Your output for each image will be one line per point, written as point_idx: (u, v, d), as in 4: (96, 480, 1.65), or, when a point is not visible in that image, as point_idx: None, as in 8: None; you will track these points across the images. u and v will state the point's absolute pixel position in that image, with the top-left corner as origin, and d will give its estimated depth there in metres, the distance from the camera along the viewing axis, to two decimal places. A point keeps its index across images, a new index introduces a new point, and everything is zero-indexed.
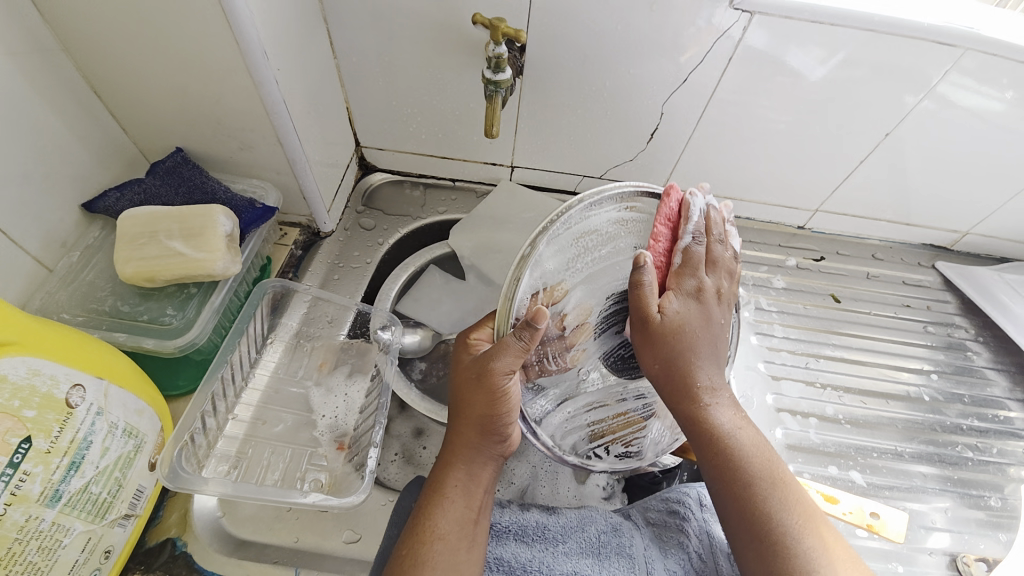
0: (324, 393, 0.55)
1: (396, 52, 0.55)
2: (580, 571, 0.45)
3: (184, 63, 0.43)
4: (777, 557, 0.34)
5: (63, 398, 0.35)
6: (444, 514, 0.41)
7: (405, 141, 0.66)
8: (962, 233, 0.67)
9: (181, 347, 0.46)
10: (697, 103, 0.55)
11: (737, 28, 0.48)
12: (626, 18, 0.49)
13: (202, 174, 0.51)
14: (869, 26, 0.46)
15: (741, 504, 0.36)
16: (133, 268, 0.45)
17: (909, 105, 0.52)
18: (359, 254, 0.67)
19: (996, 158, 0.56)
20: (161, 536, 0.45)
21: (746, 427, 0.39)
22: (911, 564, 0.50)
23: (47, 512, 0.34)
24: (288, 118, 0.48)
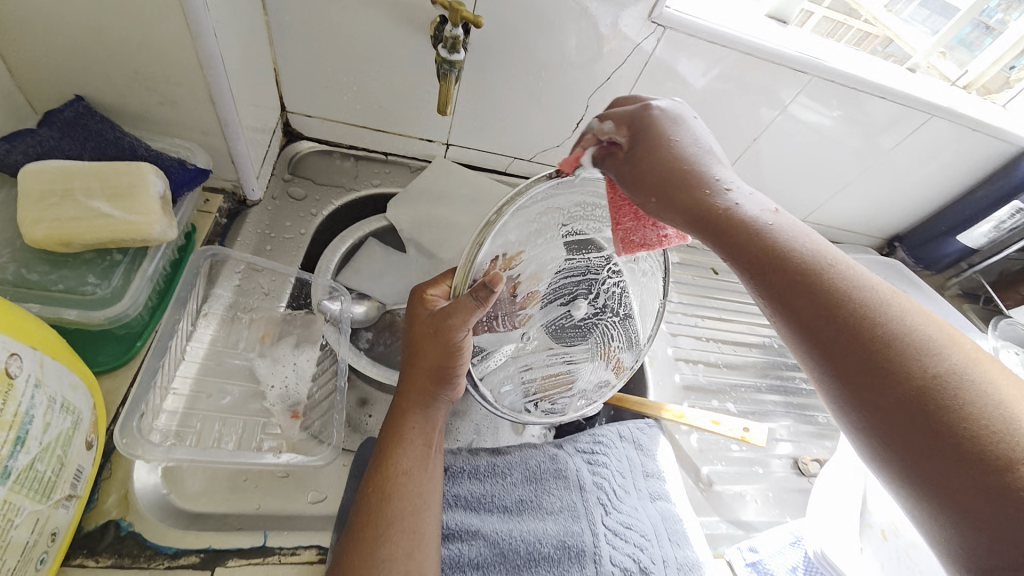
0: (271, 364, 0.56)
1: (334, 17, 0.57)
2: (524, 498, 0.55)
3: (100, 5, 0.39)
4: (861, 353, 0.27)
5: (3, 367, 0.33)
6: (405, 452, 0.46)
7: (334, 109, 0.68)
8: (799, 220, 0.89)
9: (111, 318, 0.46)
10: (617, 97, 0.67)
11: (649, 42, 0.60)
12: (549, 17, 0.57)
13: (113, 129, 0.48)
14: (750, 51, 0.61)
15: (802, 309, 0.29)
16: (44, 231, 0.42)
17: (770, 117, 0.69)
18: (292, 225, 0.69)
19: (817, 162, 0.76)
20: (100, 520, 0.43)
21: (783, 227, 0.32)
22: (766, 466, 0.71)
23: (1, 489, 0.32)
24: (223, 74, 0.46)
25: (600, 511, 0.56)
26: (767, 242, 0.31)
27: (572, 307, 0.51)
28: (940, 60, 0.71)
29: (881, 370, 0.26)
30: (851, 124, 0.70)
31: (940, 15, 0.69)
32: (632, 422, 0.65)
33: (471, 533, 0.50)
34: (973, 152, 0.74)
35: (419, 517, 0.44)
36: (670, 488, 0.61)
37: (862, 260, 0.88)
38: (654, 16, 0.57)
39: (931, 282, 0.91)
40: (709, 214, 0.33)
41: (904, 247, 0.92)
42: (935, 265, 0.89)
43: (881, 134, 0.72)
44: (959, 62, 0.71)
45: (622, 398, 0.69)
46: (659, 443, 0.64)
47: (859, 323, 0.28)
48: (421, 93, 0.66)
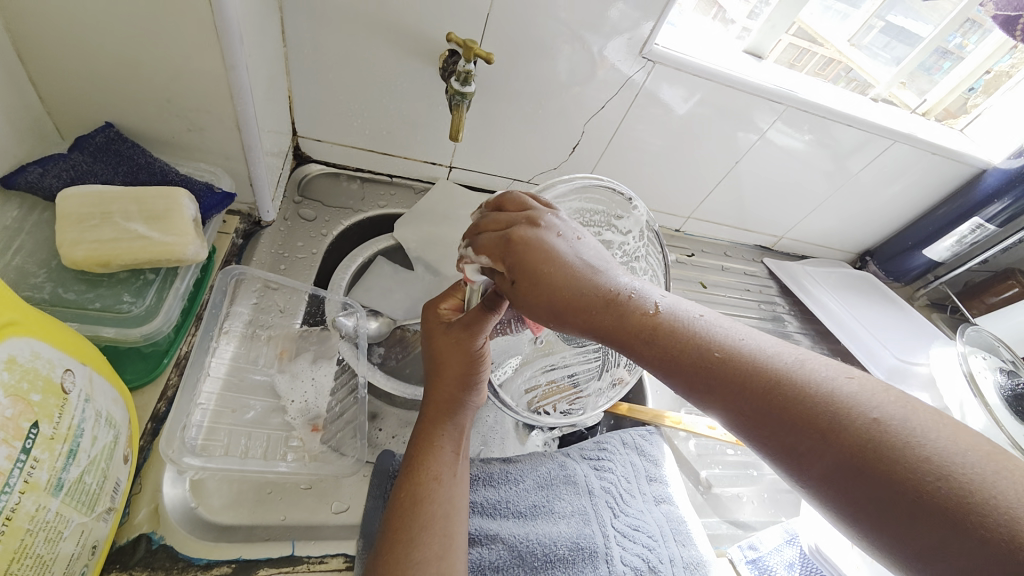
0: (291, 379, 0.59)
1: (349, 50, 0.63)
2: (537, 503, 0.59)
3: (141, 41, 0.44)
4: (795, 434, 0.30)
5: (59, 383, 0.36)
6: (435, 458, 0.47)
7: (343, 134, 0.73)
8: (778, 237, 0.97)
9: (145, 335, 0.49)
10: (610, 124, 0.74)
11: (640, 75, 0.67)
12: (544, 51, 0.64)
13: (144, 154, 0.52)
14: (731, 83, 0.68)
15: (733, 406, 0.32)
16: (83, 252, 0.45)
17: (750, 142, 0.77)
18: (304, 245, 0.73)
19: (790, 183, 0.85)
20: (132, 534, 0.45)
21: (692, 322, 0.35)
22: (760, 468, 0.76)
23: (52, 502, 0.34)
24: (250, 102, 0.50)
25: (608, 514, 0.60)
26: (682, 351, 0.34)
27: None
28: (900, 90, 0.79)
29: (816, 444, 0.29)
30: (820, 147, 0.78)
31: (898, 43, 0.76)
32: (633, 430, 0.70)
33: (492, 537, 0.54)
34: (932, 170, 0.83)
35: (450, 521, 0.44)
36: (673, 490, 0.65)
37: (838, 274, 0.97)
38: (645, 52, 0.64)
39: (901, 292, 1.01)
40: (627, 329, 0.35)
41: (874, 261, 1.00)
42: (903, 277, 0.97)
43: (848, 157, 0.80)
44: (920, 90, 0.80)
45: (623, 406, 0.74)
46: (661, 450, 0.69)
47: (780, 405, 0.30)
48: (425, 119, 0.72)
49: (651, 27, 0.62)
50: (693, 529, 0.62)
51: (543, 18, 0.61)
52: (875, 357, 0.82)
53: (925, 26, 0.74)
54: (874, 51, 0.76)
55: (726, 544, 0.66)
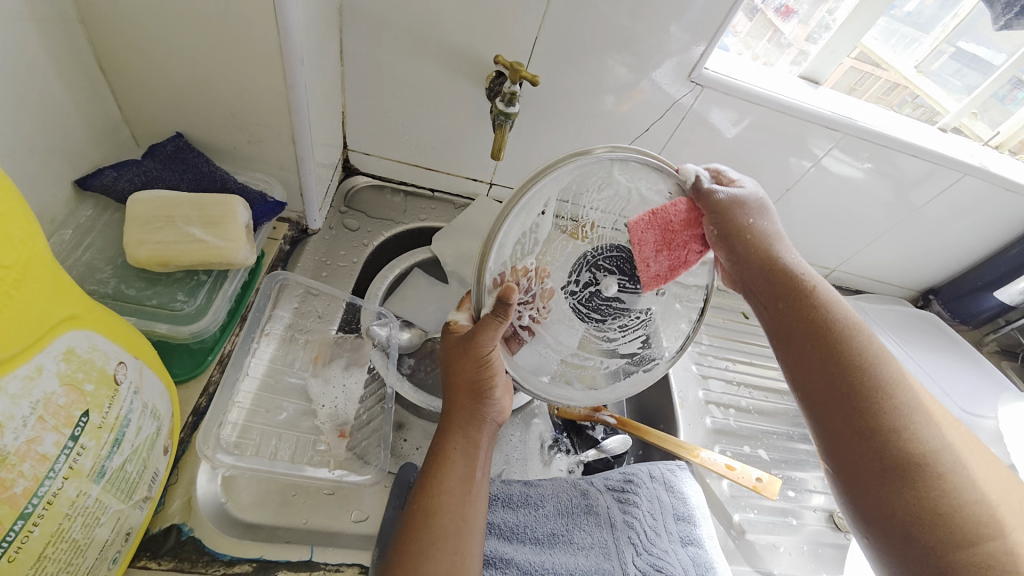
0: (323, 384, 0.61)
1: (400, 69, 0.65)
2: (555, 531, 0.57)
3: (214, 59, 0.47)
4: (850, 417, 0.40)
5: (111, 375, 0.38)
6: (449, 472, 0.46)
7: (391, 149, 0.76)
8: (831, 269, 0.92)
9: (194, 332, 0.51)
10: (655, 145, 0.72)
11: (688, 97, 0.66)
12: (591, 73, 0.64)
13: (208, 163, 0.55)
14: (782, 109, 0.65)
15: (821, 384, 0.42)
16: (147, 252, 0.48)
17: (805, 169, 0.73)
18: (345, 254, 0.75)
19: (845, 214, 0.80)
20: (165, 524, 0.47)
21: (818, 301, 0.45)
22: (801, 518, 0.71)
23: (93, 488, 0.36)
24: (306, 117, 0.52)
25: (630, 551, 0.57)
26: (809, 328, 0.44)
27: (603, 287, 0.46)
28: (971, 121, 0.73)
29: (848, 412, 0.41)
30: (882, 177, 0.73)
31: (971, 70, 0.70)
32: (663, 464, 0.67)
33: (506, 561, 0.52)
34: (1009, 207, 0.76)
35: (461, 538, 0.43)
36: (702, 532, 0.61)
37: (896, 312, 0.90)
38: (693, 76, 0.63)
39: (970, 337, 0.93)
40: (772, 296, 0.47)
41: (939, 301, 0.92)
42: (973, 319, 0.89)
43: (914, 189, 0.75)
44: (992, 121, 0.73)
45: (643, 428, 0.72)
46: (692, 487, 0.65)
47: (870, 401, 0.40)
48: (468, 137, 0.73)
49: (702, 52, 0.61)
50: None
51: (595, 41, 0.61)
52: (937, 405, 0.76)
53: (997, 53, 0.68)
54: (943, 78, 0.71)
55: None
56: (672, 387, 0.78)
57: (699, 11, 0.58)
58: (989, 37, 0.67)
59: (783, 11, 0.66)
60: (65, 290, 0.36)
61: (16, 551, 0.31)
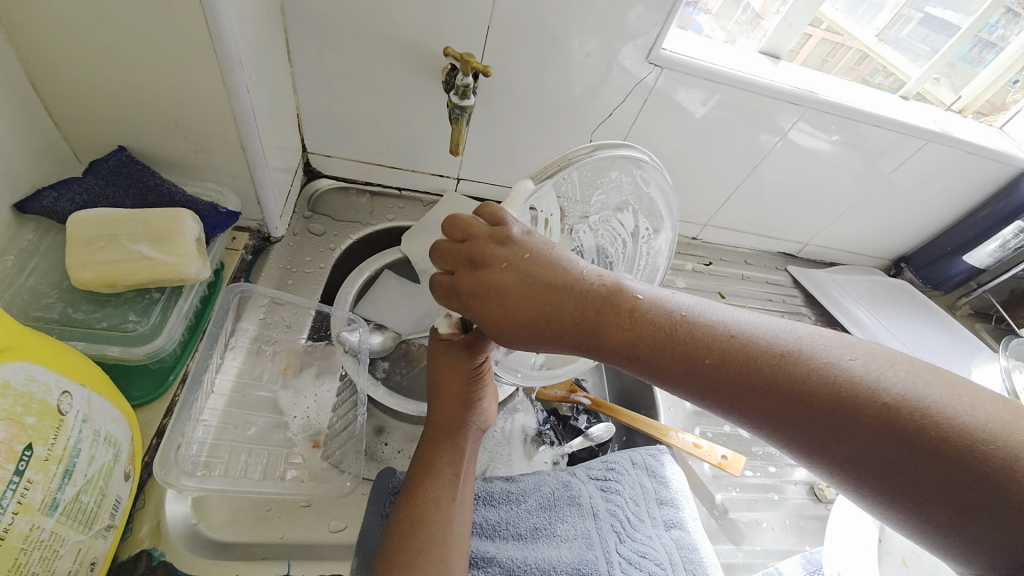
0: (293, 396, 0.59)
1: (353, 67, 0.63)
2: (537, 525, 0.57)
3: (149, 66, 0.44)
4: (830, 425, 0.31)
5: (55, 405, 0.36)
6: (436, 479, 0.45)
7: (352, 150, 0.74)
8: (803, 243, 0.92)
9: (150, 352, 0.49)
10: (621, 129, 0.71)
11: (651, 78, 0.64)
12: (551, 60, 0.62)
13: (154, 176, 0.53)
14: (744, 86, 0.65)
15: (749, 400, 0.33)
16: (91, 273, 0.46)
17: (771, 145, 0.73)
18: (311, 259, 0.73)
19: (815, 188, 0.80)
20: (133, 550, 0.46)
21: (679, 316, 0.36)
22: (783, 492, 0.72)
23: (46, 522, 0.35)
24: (254, 123, 0.50)
25: (614, 539, 0.57)
26: (700, 348, 0.35)
27: None
28: (934, 86, 0.74)
29: (817, 423, 0.31)
30: (850, 148, 0.73)
31: (940, 34, 0.71)
32: (644, 448, 0.67)
33: (489, 560, 0.52)
34: (971, 172, 0.77)
35: (448, 546, 0.42)
36: (685, 515, 0.61)
37: (867, 282, 0.92)
38: (651, 58, 0.62)
39: (941, 301, 0.94)
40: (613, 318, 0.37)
41: (911, 268, 0.94)
42: (943, 283, 0.91)
43: (881, 158, 0.75)
44: (955, 86, 0.75)
45: (615, 408, 0.73)
46: (673, 469, 0.65)
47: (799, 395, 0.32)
48: (431, 133, 0.71)
49: (660, 31, 0.60)
50: (708, 564, 0.57)
51: (553, 28, 0.59)
52: None
53: (960, 14, 0.69)
54: (910, 44, 0.72)
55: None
56: None
57: None
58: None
59: None
60: None
61: None
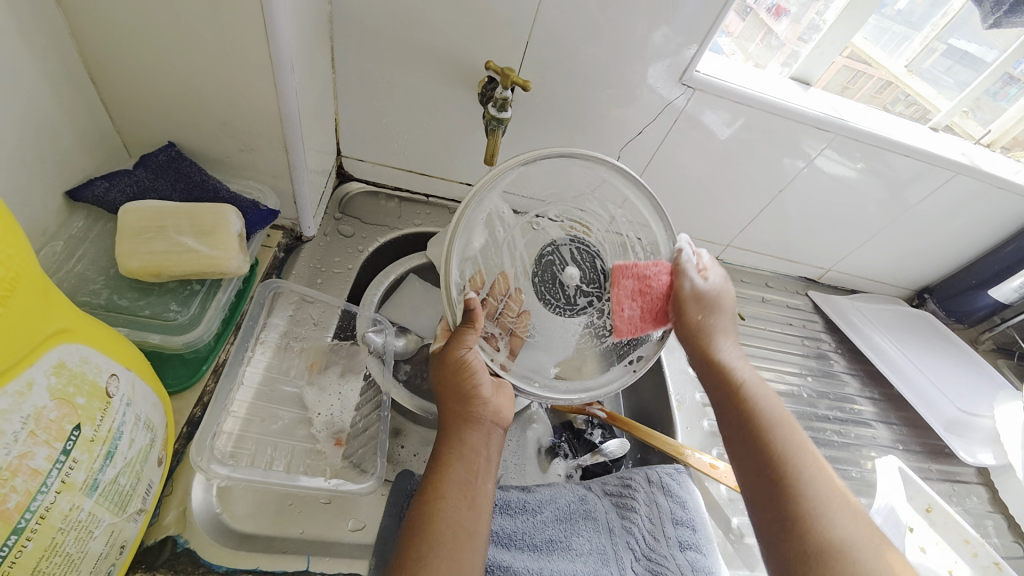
0: (318, 393, 0.60)
1: (392, 76, 0.65)
2: (553, 537, 0.57)
3: (204, 68, 0.47)
4: (762, 473, 0.44)
5: (104, 387, 0.38)
6: (447, 478, 0.45)
7: (384, 156, 0.76)
8: (825, 269, 0.92)
9: (187, 342, 0.51)
10: (649, 148, 0.72)
11: (681, 99, 0.66)
12: (584, 78, 0.64)
13: (200, 172, 0.55)
14: (772, 110, 0.65)
15: (733, 431, 0.48)
16: (139, 263, 0.48)
17: (798, 170, 0.73)
18: (340, 260, 0.74)
19: (840, 216, 0.80)
20: (159, 535, 0.47)
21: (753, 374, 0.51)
22: None
23: (85, 502, 0.36)
24: (298, 125, 0.52)
25: (629, 556, 0.57)
26: (734, 389, 0.50)
27: (567, 281, 0.51)
28: (963, 119, 0.74)
29: (755, 467, 0.45)
30: (875, 176, 0.73)
31: (964, 67, 0.71)
32: (660, 467, 0.66)
33: (505, 568, 0.52)
34: (998, 205, 0.76)
35: (460, 544, 0.42)
36: (702, 536, 0.60)
37: (891, 311, 0.91)
38: (685, 79, 0.63)
39: (965, 335, 0.93)
40: (699, 349, 0.52)
41: (933, 300, 0.93)
42: (967, 317, 0.90)
43: (907, 188, 0.75)
44: (983, 120, 0.75)
45: (634, 423, 0.72)
46: (690, 489, 0.64)
47: (790, 494, 0.42)
48: (461, 143, 0.73)
49: (693, 54, 0.61)
50: None
51: (588, 47, 0.61)
52: (933, 405, 0.79)
53: (989, 51, 0.69)
54: (934, 75, 0.72)
55: None
56: (669, 389, 0.77)
57: (689, 15, 0.57)
58: (979, 34, 0.68)
59: (776, 11, 0.66)
60: (55, 303, 0.35)
61: (11, 565, 0.30)
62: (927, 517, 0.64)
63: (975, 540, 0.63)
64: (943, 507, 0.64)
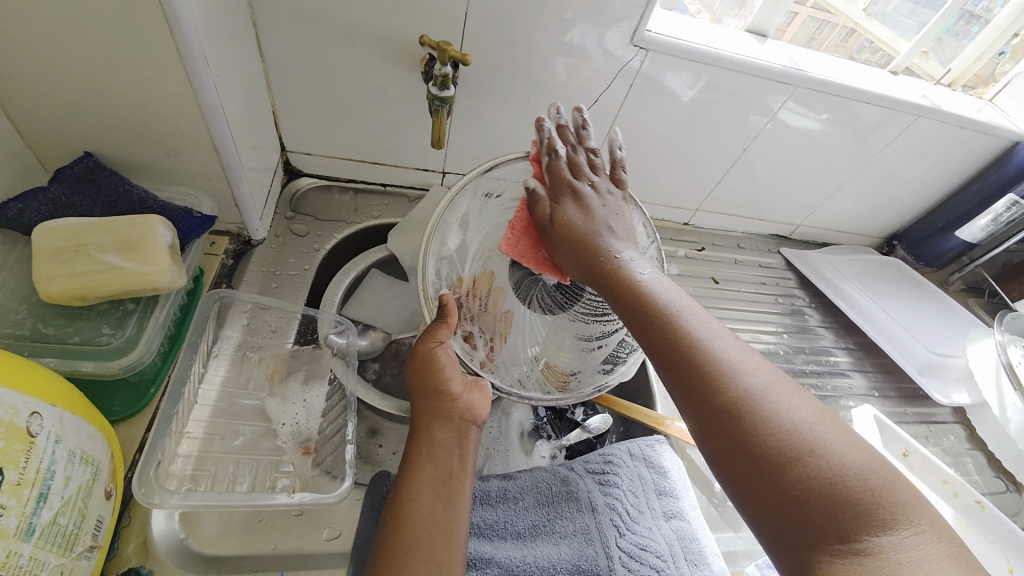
0: (281, 402, 0.56)
1: (329, 59, 0.59)
2: (536, 524, 0.54)
3: (104, 62, 0.40)
4: (685, 377, 0.35)
5: (24, 426, 0.32)
6: (417, 478, 0.40)
7: (335, 148, 0.71)
8: (796, 225, 0.91)
9: (126, 367, 0.45)
10: (608, 116, 0.68)
11: (635, 61, 0.61)
12: (537, 47, 0.59)
13: (123, 181, 0.48)
14: (730, 65, 0.62)
15: (643, 335, 0.38)
16: (59, 286, 0.42)
17: (761, 126, 0.70)
18: (296, 261, 0.69)
19: (808, 170, 0.78)
20: (121, 569, 0.42)
21: (640, 273, 0.41)
22: None
23: (24, 547, 0.30)
24: (225, 123, 0.46)
25: (613, 534, 0.54)
26: (617, 286, 0.41)
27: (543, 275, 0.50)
28: (923, 60, 0.72)
29: (674, 370, 0.35)
30: (839, 126, 0.71)
31: (925, 8, 0.70)
32: (642, 440, 0.63)
33: (487, 560, 0.49)
34: (961, 148, 0.75)
35: (436, 546, 0.37)
36: (685, 505, 0.58)
37: (862, 261, 0.90)
38: (636, 40, 0.59)
39: (934, 277, 0.94)
40: (578, 256, 0.44)
41: (903, 246, 0.92)
42: (936, 261, 0.90)
43: (870, 135, 0.72)
44: (943, 60, 0.74)
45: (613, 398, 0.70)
46: (671, 459, 0.62)
47: (695, 365, 0.35)
48: (413, 124, 0.68)
49: (642, 12, 0.56)
50: (709, 550, 0.54)
51: (536, 11, 0.56)
52: (909, 352, 0.79)
53: None
54: (896, 18, 0.71)
55: (744, 561, 0.62)
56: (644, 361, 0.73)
57: None
58: None
59: None
60: None
61: None
62: (904, 461, 0.63)
63: (955, 480, 0.62)
64: (920, 450, 0.63)
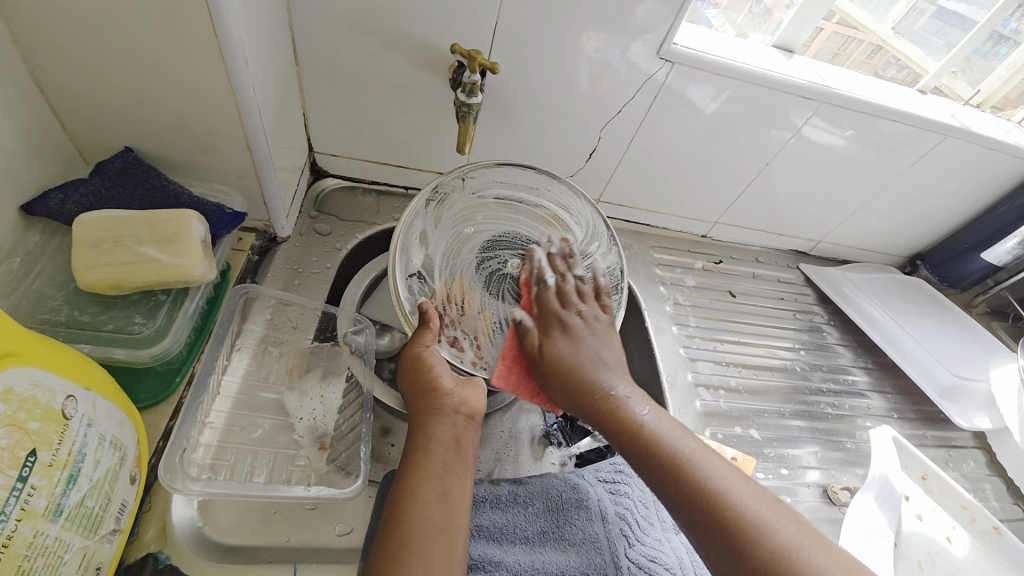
0: (299, 397, 0.57)
1: (360, 64, 0.61)
2: (546, 530, 0.53)
3: (151, 62, 0.42)
4: (691, 509, 0.37)
5: (60, 410, 0.33)
6: (416, 475, 0.40)
7: (361, 150, 0.72)
8: (816, 241, 0.90)
9: (156, 355, 0.46)
10: (630, 127, 0.68)
11: (660, 73, 0.62)
12: (563, 57, 0.60)
13: (160, 177, 0.50)
14: (755, 80, 0.62)
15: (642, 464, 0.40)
16: (97, 275, 0.44)
17: (785, 140, 0.70)
18: (318, 259, 0.71)
19: (831, 186, 0.78)
20: (139, 553, 0.44)
21: (632, 398, 0.44)
22: (794, 494, 0.66)
23: (51, 528, 0.32)
24: (260, 123, 0.48)
25: (622, 544, 0.53)
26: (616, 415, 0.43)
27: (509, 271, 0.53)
28: (952, 80, 0.71)
29: (680, 500, 0.38)
30: (865, 143, 0.70)
31: (954, 28, 0.69)
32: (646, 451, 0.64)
33: (496, 563, 0.49)
34: (990, 169, 0.74)
35: (434, 541, 0.37)
36: None
37: (885, 280, 0.89)
38: (662, 53, 0.60)
39: (958, 299, 0.92)
40: (576, 388, 0.45)
41: (925, 266, 0.90)
42: (960, 282, 0.88)
43: (897, 153, 0.72)
44: (971, 80, 0.73)
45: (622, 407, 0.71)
46: None
47: (696, 494, 0.37)
48: (438, 129, 0.69)
49: (670, 25, 0.57)
50: None
51: (565, 23, 0.57)
52: (928, 374, 0.77)
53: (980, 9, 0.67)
54: (924, 36, 0.70)
55: None
56: (659, 372, 0.73)
57: None
58: None
59: None
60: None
61: None
62: (922, 484, 0.62)
63: (972, 505, 0.60)
64: (939, 473, 0.61)
